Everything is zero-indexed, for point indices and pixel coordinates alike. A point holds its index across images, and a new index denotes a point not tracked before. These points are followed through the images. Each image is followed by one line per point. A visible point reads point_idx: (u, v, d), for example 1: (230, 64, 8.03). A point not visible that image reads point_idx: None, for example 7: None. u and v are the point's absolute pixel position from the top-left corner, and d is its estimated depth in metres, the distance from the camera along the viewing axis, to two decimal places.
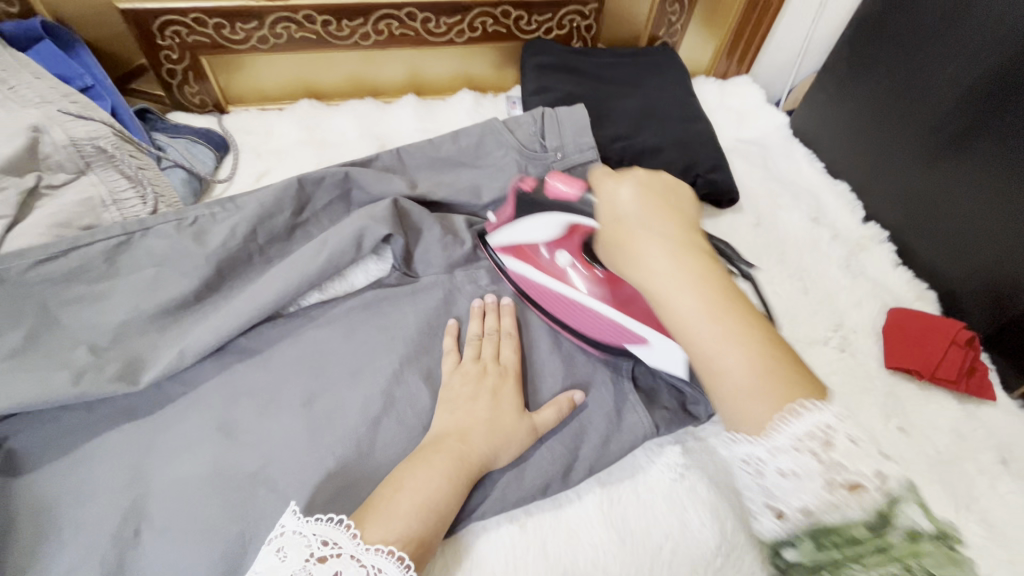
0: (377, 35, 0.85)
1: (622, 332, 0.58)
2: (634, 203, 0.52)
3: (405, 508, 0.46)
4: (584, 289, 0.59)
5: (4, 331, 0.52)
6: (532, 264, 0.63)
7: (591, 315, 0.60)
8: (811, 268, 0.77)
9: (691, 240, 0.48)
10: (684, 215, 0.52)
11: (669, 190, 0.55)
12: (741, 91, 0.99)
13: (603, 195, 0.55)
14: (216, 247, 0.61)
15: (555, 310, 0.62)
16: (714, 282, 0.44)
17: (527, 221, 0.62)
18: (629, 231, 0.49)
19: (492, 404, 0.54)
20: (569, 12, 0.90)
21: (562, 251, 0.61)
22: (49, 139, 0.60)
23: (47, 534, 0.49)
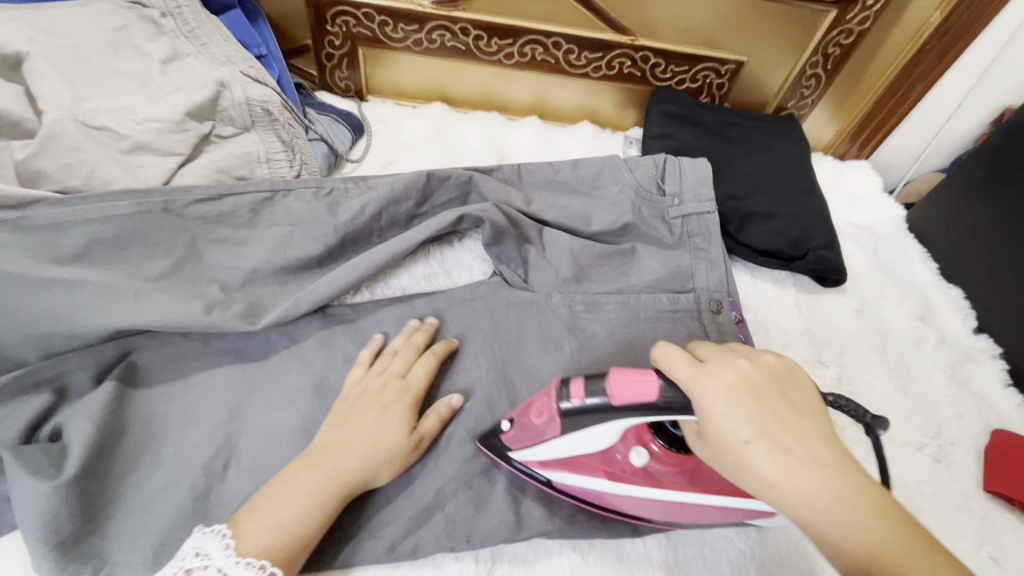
0: (520, 56, 0.89)
1: (728, 513, 0.50)
2: (754, 394, 0.39)
3: (258, 533, 0.43)
4: (665, 483, 0.50)
5: (157, 255, 0.56)
6: (589, 475, 0.52)
7: (674, 509, 0.51)
8: (912, 368, 0.74)
9: (829, 446, 0.39)
10: (808, 413, 0.40)
11: (773, 361, 0.42)
12: (860, 174, 0.96)
13: (703, 383, 0.40)
14: (346, 220, 0.64)
15: (642, 510, 0.52)
16: (869, 507, 0.36)
17: (574, 440, 0.48)
18: (753, 464, 0.38)
19: (381, 422, 0.52)
20: (704, 68, 0.92)
21: (632, 450, 0.51)
22: (230, 95, 0.65)
23: (148, 446, 0.51)
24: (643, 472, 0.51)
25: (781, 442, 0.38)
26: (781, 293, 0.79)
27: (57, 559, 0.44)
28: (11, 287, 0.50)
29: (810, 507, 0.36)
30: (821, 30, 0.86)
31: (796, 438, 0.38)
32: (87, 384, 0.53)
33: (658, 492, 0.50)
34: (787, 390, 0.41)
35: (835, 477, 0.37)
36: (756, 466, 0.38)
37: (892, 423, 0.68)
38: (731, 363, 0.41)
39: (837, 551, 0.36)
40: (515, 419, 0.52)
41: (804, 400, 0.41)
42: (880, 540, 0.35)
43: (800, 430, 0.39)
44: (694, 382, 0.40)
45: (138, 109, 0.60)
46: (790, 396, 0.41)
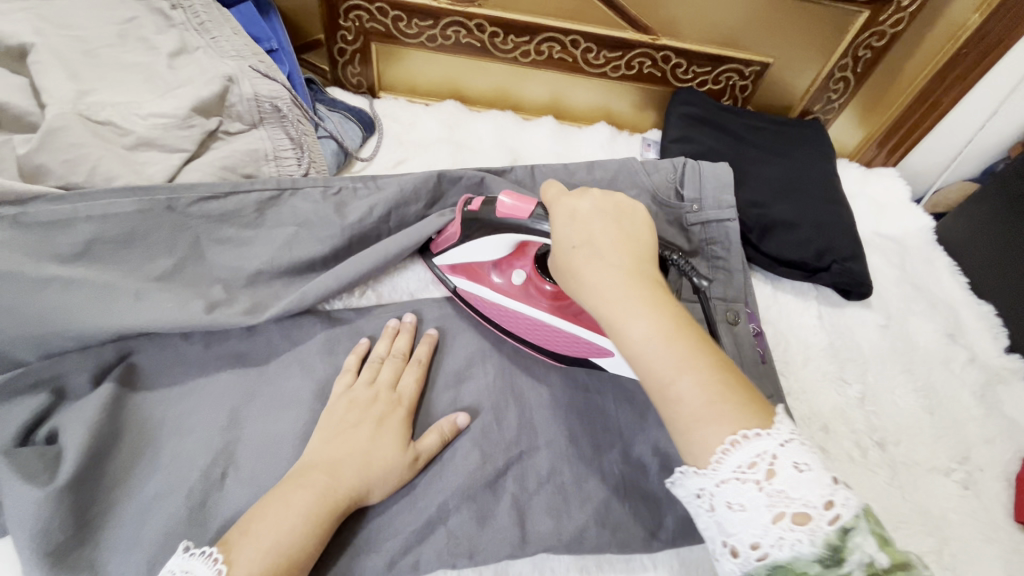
0: (537, 54, 0.87)
1: (578, 343, 0.59)
2: (593, 214, 0.46)
3: (253, 557, 0.41)
4: (532, 303, 0.60)
5: (159, 254, 0.55)
6: (481, 282, 0.62)
7: (535, 327, 0.60)
8: (939, 388, 0.70)
9: (642, 263, 0.44)
10: (637, 239, 0.46)
11: (624, 200, 0.49)
12: (888, 183, 0.92)
13: (559, 206, 0.49)
14: (353, 220, 0.62)
15: (511, 325, 0.62)
16: (664, 307, 0.41)
17: (469, 246, 0.60)
18: (577, 261, 0.44)
19: (376, 439, 0.50)
20: (727, 70, 0.89)
21: (516, 270, 0.61)
22: (238, 90, 0.64)
23: (145, 451, 0.50)
24: (518, 288, 0.61)
25: (596, 247, 0.44)
26: (803, 306, 0.76)
27: (47, 568, 0.42)
28: (9, 285, 0.49)
29: (606, 296, 0.42)
30: (852, 35, 0.82)
31: (616, 249, 0.44)
32: (85, 385, 0.51)
33: (525, 306, 0.60)
34: (626, 222, 0.47)
35: (634, 279, 0.42)
36: (576, 264, 0.44)
37: (917, 445, 0.65)
38: (583, 195, 0.48)
39: (624, 339, 0.40)
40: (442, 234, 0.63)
41: (640, 233, 0.47)
42: (660, 325, 0.40)
43: (619, 246, 0.44)
44: (553, 206, 0.49)
45: (144, 104, 0.59)
46: (625, 225, 0.47)
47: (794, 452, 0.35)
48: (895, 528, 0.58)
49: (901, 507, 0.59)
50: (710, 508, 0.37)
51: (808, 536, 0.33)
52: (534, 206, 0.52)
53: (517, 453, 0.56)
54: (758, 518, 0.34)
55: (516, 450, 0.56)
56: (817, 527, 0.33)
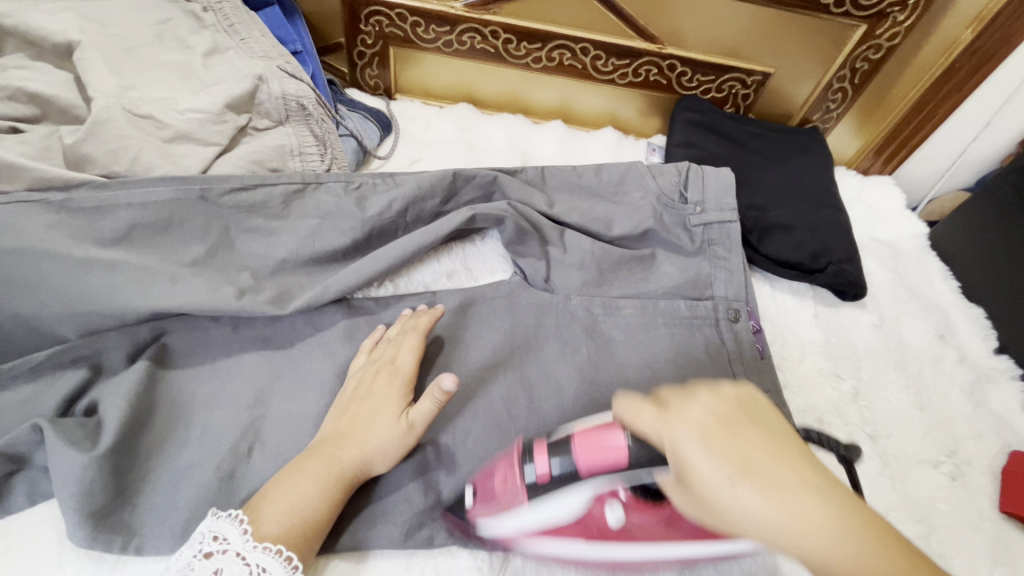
0: (548, 60, 0.90)
1: (705, 558, 0.46)
2: (716, 426, 0.34)
3: (273, 517, 0.44)
4: (639, 542, 0.45)
5: (192, 241, 0.58)
6: (561, 541, 0.47)
7: (641, 562, 0.46)
8: (930, 385, 0.73)
9: (824, 473, 0.33)
10: (791, 439, 0.34)
11: (732, 387, 0.37)
12: (884, 191, 0.96)
13: (670, 427, 0.35)
14: (374, 214, 0.66)
15: (603, 563, 0.48)
16: (882, 533, 0.31)
17: (550, 503, 0.46)
18: (737, 509, 0.32)
19: (375, 409, 0.52)
20: (730, 79, 0.92)
21: (608, 507, 0.44)
22: (267, 89, 0.67)
23: (177, 425, 0.53)
24: (620, 531, 0.44)
25: (766, 475, 0.32)
26: (800, 305, 0.79)
27: (90, 529, 0.45)
28: (54, 265, 0.52)
29: (814, 551, 0.30)
30: (851, 45, 0.86)
31: (783, 467, 0.32)
32: (121, 362, 0.54)
33: (612, 549, 0.46)
34: (754, 415, 0.35)
35: (840, 508, 0.31)
36: (744, 512, 0.31)
37: (908, 439, 0.68)
38: (692, 401, 0.36)
39: None
40: (478, 501, 0.51)
41: (781, 429, 0.35)
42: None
43: (783, 461, 0.33)
44: (660, 421, 0.36)
45: (180, 99, 0.62)
46: (761, 422, 0.35)
47: None
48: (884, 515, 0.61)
49: (890, 496, 0.62)
50: None
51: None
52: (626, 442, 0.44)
53: (526, 437, 0.59)
54: None
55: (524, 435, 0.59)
56: None
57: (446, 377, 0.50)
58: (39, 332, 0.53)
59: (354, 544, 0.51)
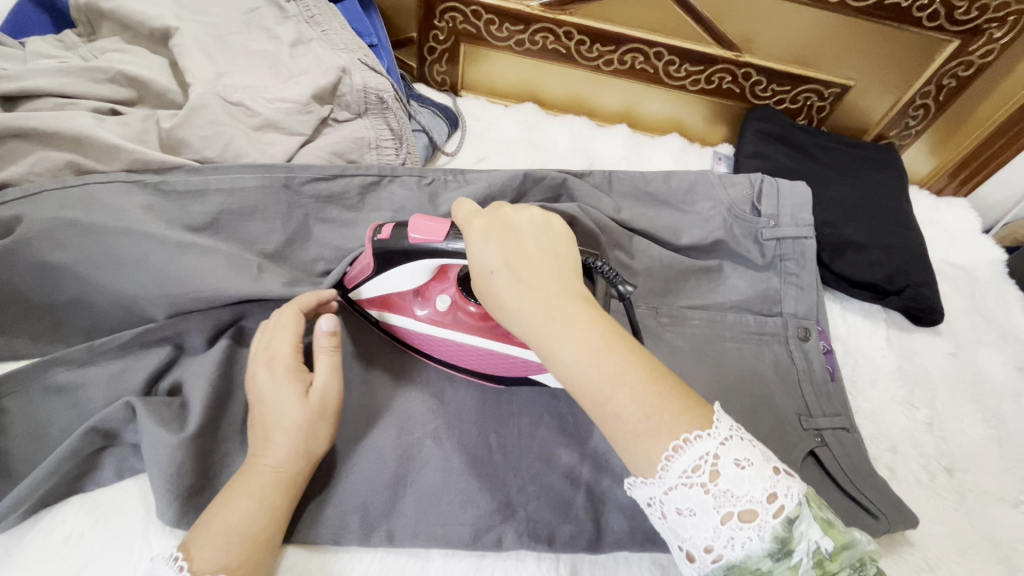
0: (619, 64, 0.89)
1: (520, 362, 0.55)
2: (494, 245, 0.41)
3: (208, 550, 0.41)
4: (461, 331, 0.55)
5: (274, 230, 0.59)
6: (400, 313, 0.57)
7: (467, 351, 0.56)
8: (1008, 421, 0.70)
9: (570, 274, 0.41)
10: (552, 250, 0.42)
11: (536, 208, 0.44)
12: (958, 214, 0.92)
13: (472, 229, 0.43)
14: (446, 211, 0.65)
15: (442, 354, 0.58)
16: (605, 325, 0.38)
17: (395, 272, 0.52)
18: (485, 284, 0.41)
19: (277, 407, 0.48)
20: (807, 90, 0.90)
21: (443, 294, 0.56)
22: (349, 81, 0.67)
23: None
24: (445, 316, 0.56)
25: (515, 264, 0.40)
26: (871, 328, 0.76)
27: (177, 510, 0.46)
28: (150, 247, 0.53)
29: (528, 321, 0.38)
30: (939, 60, 0.83)
31: (556, 288, 0.39)
32: (202, 345, 0.55)
33: (431, 329, 0.56)
34: (540, 227, 0.43)
35: (563, 296, 0.39)
36: (495, 285, 0.40)
37: (984, 475, 0.65)
38: (494, 215, 0.43)
39: (559, 367, 0.37)
40: (354, 270, 0.56)
41: (564, 250, 0.43)
42: (586, 343, 0.37)
43: (555, 273, 0.40)
44: (466, 227, 0.44)
45: (269, 88, 0.63)
46: (538, 234, 0.43)
47: (737, 450, 0.36)
48: (962, 553, 0.58)
49: (966, 533, 0.60)
50: (661, 516, 0.36)
51: (755, 532, 0.34)
52: (448, 228, 0.48)
53: (592, 446, 0.57)
54: (706, 523, 0.34)
55: (592, 443, 0.57)
56: (764, 523, 0.34)
57: (322, 322, 0.52)
58: (127, 309, 0.54)
59: (424, 543, 0.51)
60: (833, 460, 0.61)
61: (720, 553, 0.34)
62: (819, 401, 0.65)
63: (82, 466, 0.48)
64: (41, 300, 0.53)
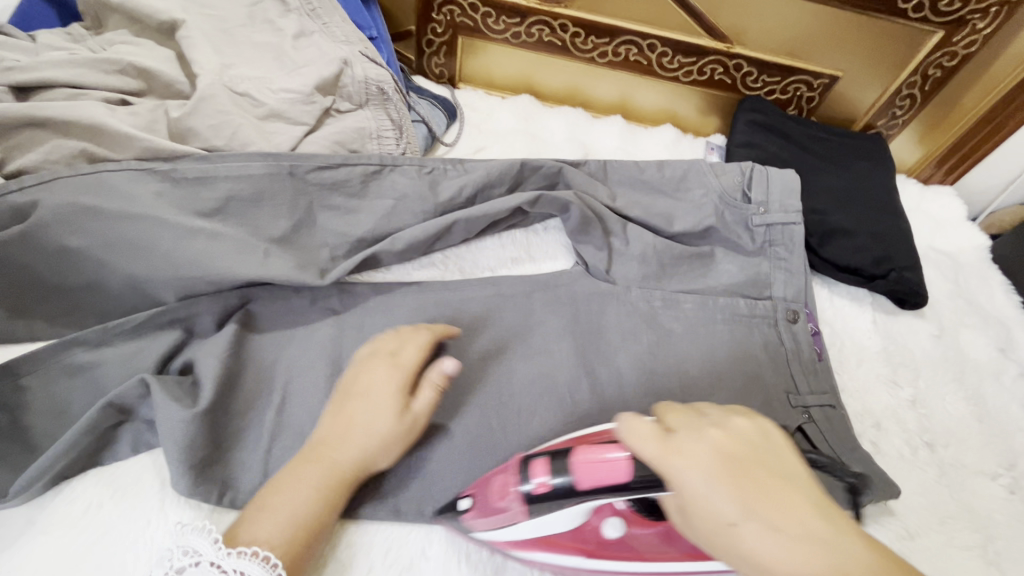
0: (614, 56, 0.91)
1: (696, 573, 0.50)
2: (720, 492, 0.37)
3: (268, 529, 0.43)
4: (651, 558, 0.50)
5: (279, 216, 0.61)
6: (561, 555, 0.51)
7: (640, 574, 0.51)
8: (989, 399, 0.73)
9: (809, 496, 0.38)
10: (784, 474, 0.38)
11: (742, 424, 0.41)
12: (944, 201, 0.94)
13: (677, 464, 0.39)
14: (446, 199, 0.67)
15: (596, 572, 0.52)
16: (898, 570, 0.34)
17: (549, 521, 0.49)
18: (736, 543, 0.36)
19: (371, 409, 0.50)
20: (796, 81, 0.92)
21: (608, 521, 0.51)
22: (351, 73, 0.69)
23: (264, 389, 0.56)
24: (618, 541, 0.51)
25: (769, 504, 0.37)
26: (857, 311, 0.79)
27: (191, 481, 0.48)
28: (162, 233, 0.55)
29: None
30: (924, 52, 0.85)
31: (788, 513, 0.36)
32: (212, 326, 0.57)
33: (605, 564, 0.51)
34: (751, 449, 0.40)
35: (820, 542, 0.35)
36: (743, 539, 0.36)
37: (965, 450, 0.68)
38: (701, 438, 0.40)
39: None
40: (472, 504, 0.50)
41: (788, 458, 0.40)
42: None
43: (786, 496, 0.37)
44: (668, 459, 0.40)
45: (272, 79, 0.65)
46: (760, 457, 0.39)
47: None
48: (942, 523, 0.61)
49: (947, 503, 0.62)
50: None
51: None
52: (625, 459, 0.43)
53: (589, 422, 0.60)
54: None
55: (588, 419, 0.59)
56: None
57: (447, 362, 0.53)
58: (138, 293, 0.56)
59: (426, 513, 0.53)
60: (820, 435, 0.63)
61: None
62: (806, 378, 0.68)
63: (99, 441, 0.50)
64: (55, 284, 0.54)
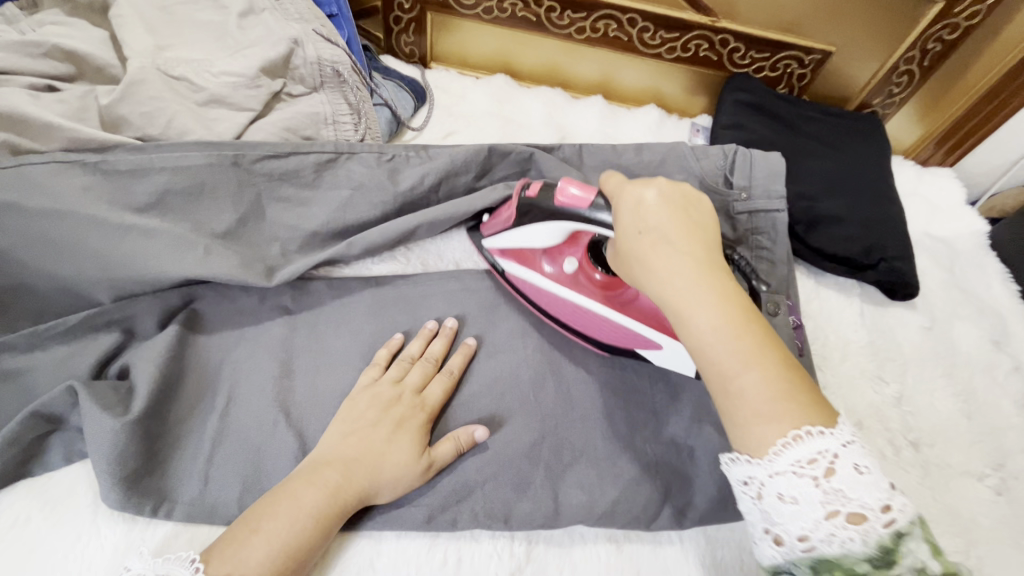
0: (592, 31, 0.86)
1: (623, 330, 0.57)
2: (651, 209, 0.43)
3: (258, 559, 0.41)
4: (584, 295, 0.58)
5: (223, 210, 0.57)
6: (531, 268, 0.60)
7: (580, 316, 0.59)
8: (980, 395, 0.69)
9: (714, 254, 0.42)
10: (708, 230, 0.43)
11: (692, 188, 0.45)
12: (942, 184, 0.90)
13: (625, 192, 0.45)
14: (406, 189, 0.63)
15: (552, 309, 0.61)
16: (755, 313, 0.39)
17: (525, 231, 0.57)
18: (636, 252, 0.42)
19: (390, 443, 0.49)
20: (787, 57, 0.86)
21: (566, 257, 0.59)
22: (302, 53, 0.65)
23: (207, 393, 0.53)
24: (569, 279, 0.59)
25: (675, 240, 0.41)
26: (844, 303, 0.75)
27: (120, 494, 0.46)
28: (92, 230, 0.52)
29: (675, 286, 0.39)
30: (921, 26, 0.79)
31: (699, 257, 0.40)
32: (153, 328, 0.54)
33: (559, 292, 0.59)
34: (698, 206, 0.45)
35: (706, 270, 0.40)
36: (641, 248, 0.42)
37: (952, 449, 0.65)
38: (651, 180, 0.45)
39: (688, 332, 0.39)
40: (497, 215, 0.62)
41: (713, 226, 0.45)
42: (724, 320, 0.38)
43: (697, 233, 0.42)
44: (620, 188, 0.45)
45: (215, 62, 0.61)
46: (692, 212, 0.44)
47: (854, 452, 0.35)
48: None
49: (929, 507, 0.60)
50: (758, 497, 0.36)
51: (860, 533, 0.33)
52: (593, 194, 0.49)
53: (552, 424, 0.56)
54: (809, 516, 0.33)
55: (551, 422, 0.56)
56: (871, 530, 0.33)
57: (478, 428, 0.53)
58: (74, 293, 0.53)
59: (376, 525, 0.50)
60: None
61: (815, 545, 0.34)
62: None
63: (29, 451, 0.48)
64: None
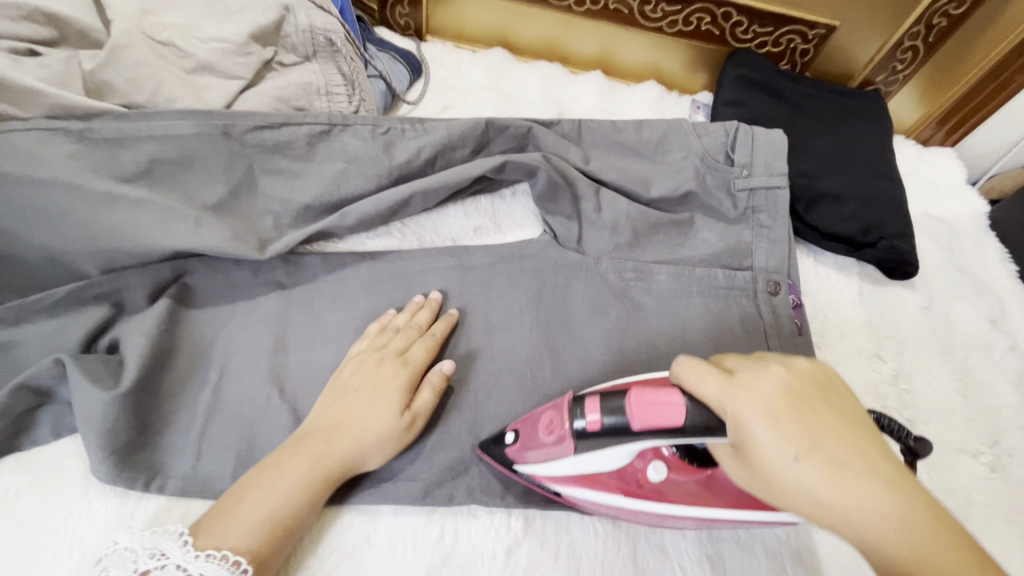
0: (592, 3, 0.84)
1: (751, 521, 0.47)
2: (783, 424, 0.35)
3: (243, 527, 0.41)
4: (686, 497, 0.47)
5: (213, 182, 0.56)
6: (605, 496, 0.48)
7: (687, 521, 0.48)
8: (977, 373, 0.69)
9: (872, 454, 0.35)
10: (851, 423, 0.36)
11: (805, 364, 0.39)
12: (942, 164, 0.89)
13: (739, 400, 0.36)
14: (401, 162, 0.62)
15: (649, 519, 0.49)
16: (942, 518, 0.33)
17: (589, 459, 0.45)
18: (783, 481, 0.35)
19: (371, 405, 0.48)
20: (790, 32, 0.85)
21: (646, 466, 0.48)
22: (294, 20, 0.62)
23: (199, 368, 0.52)
24: (662, 491, 0.48)
25: (837, 458, 0.34)
26: (843, 282, 0.75)
27: (113, 468, 0.45)
28: (79, 201, 0.51)
29: (860, 521, 0.33)
30: (927, 0, 0.78)
31: (861, 477, 0.33)
32: (143, 302, 0.53)
33: (654, 507, 0.47)
34: (826, 392, 0.38)
35: (882, 487, 0.33)
36: (790, 479, 0.34)
37: (947, 427, 0.65)
38: (759, 370, 0.37)
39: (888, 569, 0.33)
40: (517, 440, 0.48)
41: (845, 401, 0.38)
42: (924, 549, 0.32)
43: (846, 433, 0.35)
44: (732, 397, 0.36)
45: (203, 27, 0.59)
46: (825, 404, 0.37)
47: None
48: None
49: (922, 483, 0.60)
50: None
51: None
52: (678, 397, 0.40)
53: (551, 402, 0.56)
54: None
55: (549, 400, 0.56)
56: None
57: (445, 362, 0.53)
58: (62, 265, 0.52)
59: (372, 499, 0.50)
60: None
61: None
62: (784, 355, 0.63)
63: (19, 424, 0.47)
64: None
